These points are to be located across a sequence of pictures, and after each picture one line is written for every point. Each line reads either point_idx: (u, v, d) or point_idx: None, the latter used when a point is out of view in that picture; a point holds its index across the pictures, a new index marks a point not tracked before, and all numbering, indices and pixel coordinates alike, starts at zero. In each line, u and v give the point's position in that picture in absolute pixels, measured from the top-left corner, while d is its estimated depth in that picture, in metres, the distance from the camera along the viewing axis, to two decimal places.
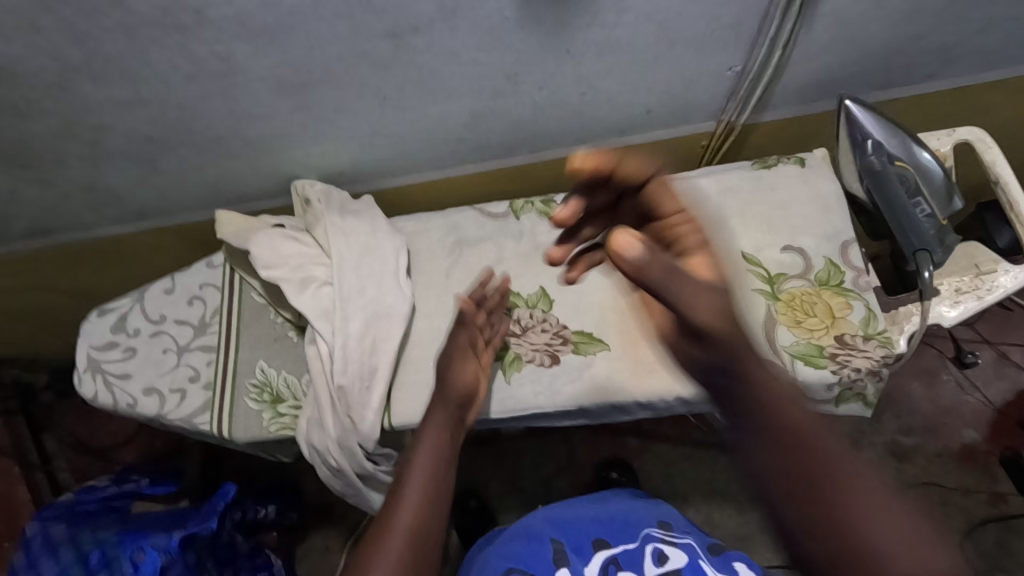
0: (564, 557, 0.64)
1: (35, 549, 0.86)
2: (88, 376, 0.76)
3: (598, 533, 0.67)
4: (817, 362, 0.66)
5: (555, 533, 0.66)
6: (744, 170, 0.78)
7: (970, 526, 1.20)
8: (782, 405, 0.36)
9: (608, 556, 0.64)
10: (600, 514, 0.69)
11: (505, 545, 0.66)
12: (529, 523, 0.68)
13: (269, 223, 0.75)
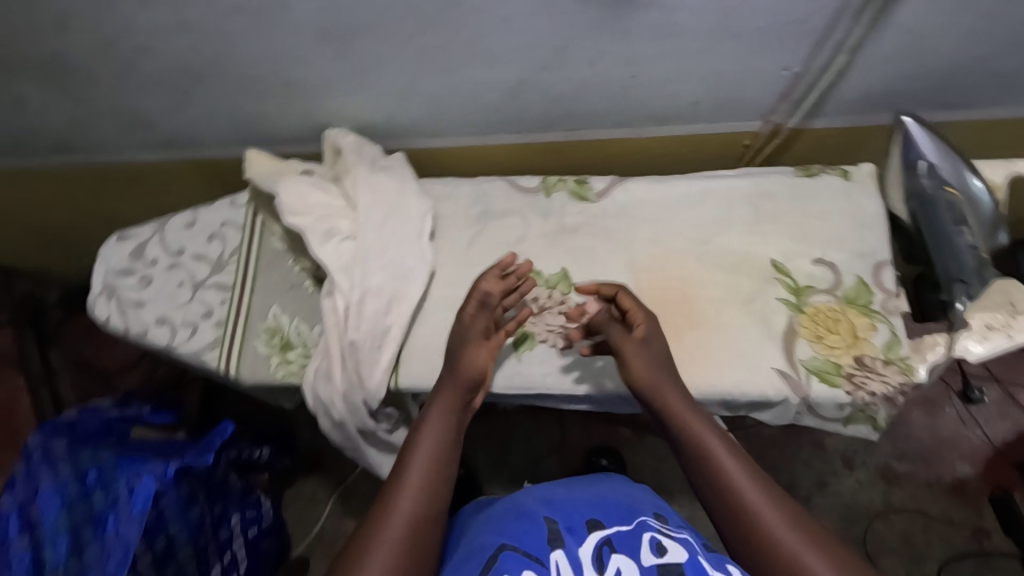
0: (558, 537, 0.56)
1: (35, 462, 0.85)
2: (102, 298, 0.76)
3: (595, 514, 0.59)
4: (832, 381, 0.65)
5: (550, 513, 0.59)
6: (787, 176, 0.74)
7: (948, 557, 1.21)
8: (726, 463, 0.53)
9: (603, 537, 0.56)
10: (596, 500, 0.63)
11: (494, 525, 0.59)
12: (520, 507, 0.61)
13: (298, 169, 0.75)
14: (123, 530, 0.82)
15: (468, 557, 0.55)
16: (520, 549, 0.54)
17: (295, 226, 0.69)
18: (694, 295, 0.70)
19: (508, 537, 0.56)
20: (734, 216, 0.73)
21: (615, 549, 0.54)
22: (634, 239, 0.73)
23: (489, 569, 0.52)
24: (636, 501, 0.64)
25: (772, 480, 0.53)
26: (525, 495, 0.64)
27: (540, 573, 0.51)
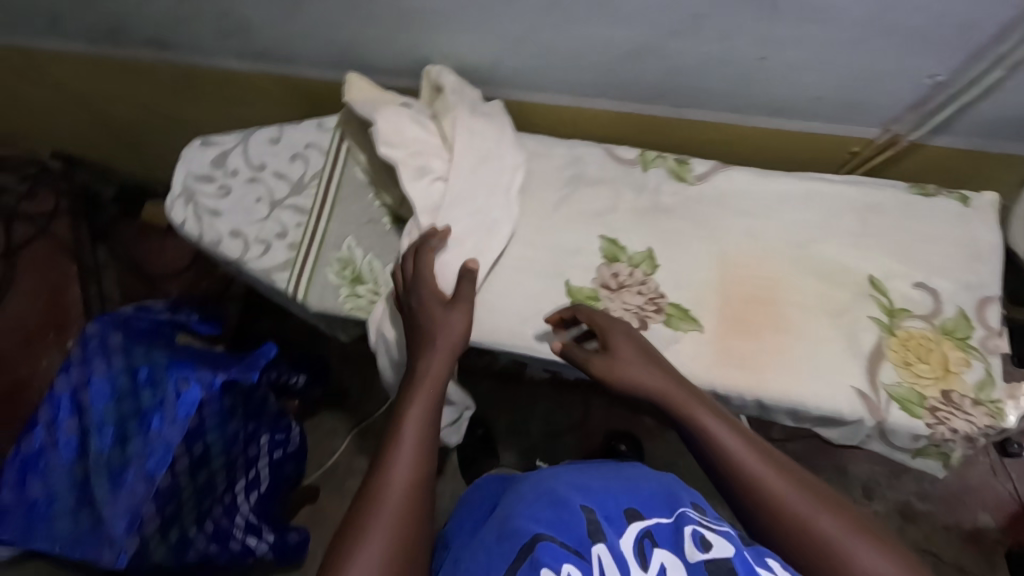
0: (598, 529, 0.48)
1: (91, 349, 0.87)
2: (180, 201, 0.76)
3: (633, 502, 0.51)
4: (913, 411, 0.62)
5: (585, 500, 0.50)
6: (899, 190, 0.70)
7: None
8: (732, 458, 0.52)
9: (643, 529, 0.49)
10: (632, 484, 0.54)
11: (522, 507, 0.50)
12: (546, 488, 0.52)
13: (397, 99, 0.72)
14: (167, 432, 0.83)
15: (498, 542, 0.47)
16: (559, 541, 0.46)
17: (388, 158, 0.67)
18: (782, 298, 0.67)
19: (542, 526, 0.47)
20: (837, 223, 0.70)
21: (657, 544, 0.48)
22: (728, 230, 0.70)
23: (524, 562, 0.45)
24: (673, 488, 0.55)
25: (774, 460, 0.52)
26: (550, 473, 0.55)
27: (581, 569, 0.45)
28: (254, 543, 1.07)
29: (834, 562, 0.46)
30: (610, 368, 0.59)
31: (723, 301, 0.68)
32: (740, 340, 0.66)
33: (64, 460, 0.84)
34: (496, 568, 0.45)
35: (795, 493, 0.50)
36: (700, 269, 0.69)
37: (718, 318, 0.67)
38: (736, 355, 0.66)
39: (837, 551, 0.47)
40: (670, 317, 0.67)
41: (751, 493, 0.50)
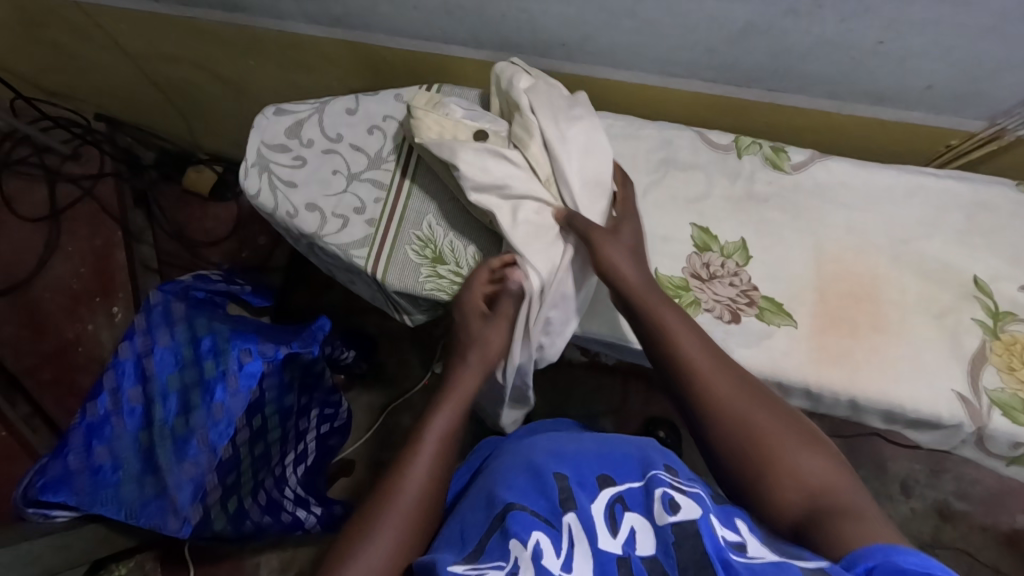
0: (570, 496, 0.47)
1: (155, 318, 0.86)
2: (255, 171, 0.74)
3: (606, 468, 0.51)
4: (1016, 417, 0.60)
5: (558, 467, 0.51)
6: (1008, 189, 0.68)
7: None
8: (690, 359, 0.55)
9: (615, 494, 0.48)
10: (605, 451, 0.54)
11: (500, 478, 0.52)
12: (525, 459, 0.53)
13: (472, 129, 0.68)
14: (230, 403, 0.82)
15: (473, 512, 0.49)
16: (530, 509, 0.46)
17: (484, 206, 0.64)
18: (880, 296, 0.65)
19: (514, 494, 0.48)
20: (939, 220, 0.68)
21: (628, 509, 0.47)
22: (827, 222, 0.68)
23: (496, 533, 0.46)
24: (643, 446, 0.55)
25: (722, 360, 0.55)
26: (530, 444, 0.56)
27: (551, 536, 0.44)
28: (304, 516, 1.06)
29: (772, 454, 0.49)
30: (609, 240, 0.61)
31: (819, 297, 0.66)
32: (837, 337, 0.64)
33: (127, 428, 0.84)
34: (475, 536, 0.47)
35: (734, 388, 0.53)
36: (796, 264, 0.67)
37: (814, 314, 0.65)
38: (833, 353, 0.63)
39: (768, 443, 0.49)
40: (764, 312, 0.65)
41: (693, 383, 0.54)
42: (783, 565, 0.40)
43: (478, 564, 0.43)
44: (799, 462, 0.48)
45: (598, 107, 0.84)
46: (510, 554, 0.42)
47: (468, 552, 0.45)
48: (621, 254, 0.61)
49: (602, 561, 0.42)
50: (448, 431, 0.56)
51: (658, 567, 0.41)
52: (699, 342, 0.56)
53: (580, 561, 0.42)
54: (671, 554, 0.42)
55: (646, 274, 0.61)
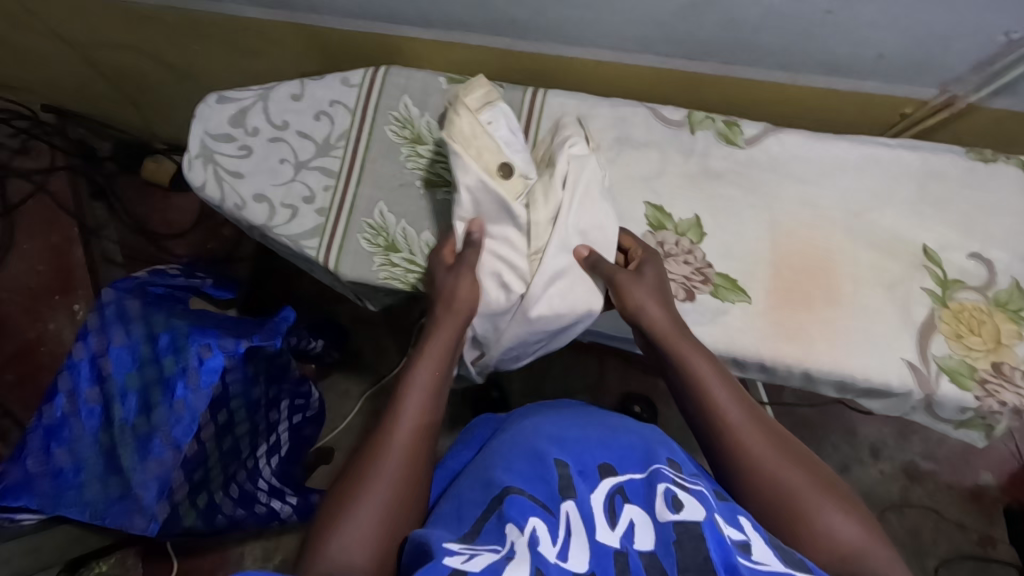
0: (569, 485, 0.51)
1: (109, 316, 0.84)
2: (199, 162, 0.72)
3: (607, 458, 0.54)
4: (963, 383, 0.61)
5: (559, 453, 0.54)
6: (958, 156, 0.68)
7: (949, 555, 1.22)
8: (717, 408, 0.54)
9: (616, 485, 0.51)
10: (609, 443, 0.57)
11: (500, 461, 0.55)
12: (525, 444, 0.56)
13: (497, 162, 0.64)
14: (192, 400, 0.81)
15: (473, 492, 0.52)
16: (527, 494, 0.49)
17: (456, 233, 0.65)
18: (832, 269, 0.66)
19: (513, 480, 0.51)
20: (891, 191, 0.68)
21: (628, 500, 0.50)
22: (782, 196, 0.68)
23: (493, 516, 0.48)
24: (646, 439, 0.57)
25: (756, 412, 0.54)
26: (531, 428, 0.59)
27: (547, 522, 0.47)
28: (279, 507, 1.07)
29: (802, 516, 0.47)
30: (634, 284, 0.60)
31: (772, 271, 0.66)
32: (789, 311, 0.64)
33: (88, 428, 0.83)
34: (471, 517, 0.50)
35: (771, 444, 0.51)
36: (751, 239, 0.67)
37: (767, 289, 0.65)
38: (786, 327, 0.64)
39: (802, 502, 0.48)
40: (719, 288, 0.65)
41: (722, 432, 0.52)
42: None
43: (472, 546, 0.44)
44: (832, 522, 0.46)
45: (553, 85, 0.83)
46: (506, 538, 0.45)
47: (465, 531, 0.48)
48: (649, 292, 0.60)
49: (602, 551, 0.45)
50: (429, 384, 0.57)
51: (658, 564, 0.43)
52: (730, 391, 0.55)
53: (578, 549, 0.45)
54: (671, 552, 0.43)
55: (674, 315, 0.60)
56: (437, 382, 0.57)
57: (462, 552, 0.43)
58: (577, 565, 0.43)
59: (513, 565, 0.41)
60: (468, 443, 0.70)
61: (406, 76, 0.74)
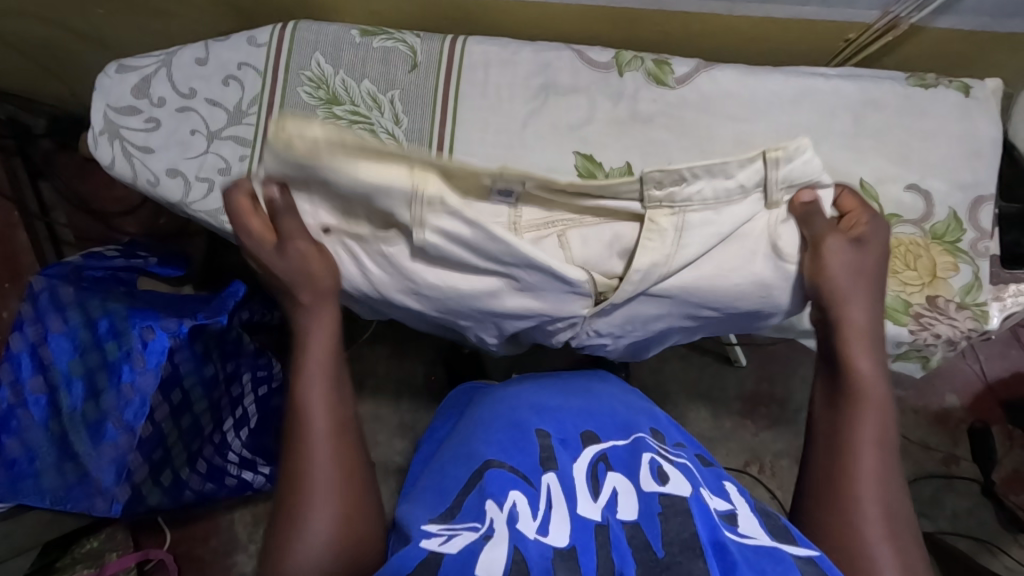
0: (551, 456, 0.53)
1: (42, 304, 0.82)
2: (105, 139, 0.68)
3: (589, 424, 0.57)
4: (898, 318, 0.61)
5: (540, 423, 0.56)
6: (897, 83, 0.65)
7: (915, 476, 1.23)
8: (850, 425, 0.50)
9: (599, 453, 0.53)
10: (590, 409, 0.59)
11: (481, 434, 0.56)
12: (509, 415, 0.58)
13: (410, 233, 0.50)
14: (140, 382, 0.81)
15: (455, 466, 0.54)
16: (508, 467, 0.51)
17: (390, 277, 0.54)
18: None
19: (494, 452, 0.53)
20: (828, 125, 0.65)
21: (611, 469, 0.52)
22: (715, 137, 0.65)
23: (474, 489, 0.49)
24: (627, 406, 0.61)
25: (892, 471, 0.49)
26: (515, 398, 0.61)
27: (528, 495, 0.48)
28: (251, 477, 1.03)
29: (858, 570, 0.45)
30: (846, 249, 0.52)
31: None
32: None
33: (36, 417, 0.82)
34: (453, 489, 0.50)
35: (883, 513, 0.47)
36: None
37: None
38: None
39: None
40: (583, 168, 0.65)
41: (843, 451, 0.50)
42: (775, 553, 0.41)
43: (452, 525, 0.46)
44: None
45: (481, 31, 0.78)
46: (485, 516, 0.45)
47: (442, 509, 0.49)
48: (849, 269, 0.52)
49: (583, 523, 0.45)
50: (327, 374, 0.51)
51: (642, 534, 0.43)
52: (881, 423, 0.50)
53: (558, 523, 0.45)
54: (655, 523, 0.44)
55: (870, 288, 0.52)
56: (333, 361, 0.52)
57: (441, 534, 0.44)
58: (557, 539, 0.43)
59: (489, 546, 0.42)
60: (449, 414, 0.73)
61: (316, 32, 0.69)
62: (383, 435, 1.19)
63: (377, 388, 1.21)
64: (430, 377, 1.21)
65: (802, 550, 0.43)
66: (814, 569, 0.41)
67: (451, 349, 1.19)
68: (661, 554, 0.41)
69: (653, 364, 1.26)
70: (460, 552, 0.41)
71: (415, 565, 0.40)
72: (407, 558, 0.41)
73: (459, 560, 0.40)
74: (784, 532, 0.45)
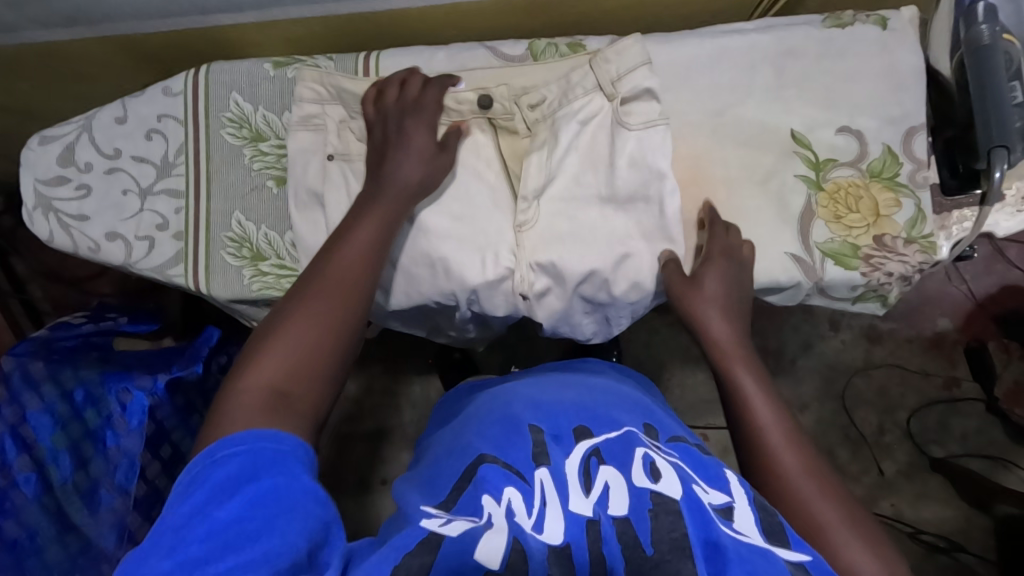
0: (544, 451, 0.49)
1: (16, 384, 0.82)
2: (39, 214, 0.68)
3: (582, 419, 0.53)
4: (848, 263, 0.61)
5: (533, 418, 0.53)
6: (813, 27, 0.64)
7: (919, 405, 1.22)
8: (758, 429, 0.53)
9: (592, 448, 0.49)
10: (585, 403, 0.56)
11: (475, 428, 0.55)
12: (503, 410, 0.56)
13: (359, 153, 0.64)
14: (125, 444, 0.82)
15: (451, 462, 0.52)
16: (501, 462, 0.48)
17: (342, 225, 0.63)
18: (702, 175, 0.64)
19: (487, 446, 0.51)
20: (750, 80, 0.65)
21: (604, 462, 0.48)
22: None
23: (468, 486, 0.47)
24: (620, 399, 0.58)
25: (809, 455, 0.51)
26: (510, 394, 0.58)
27: (522, 491, 0.46)
28: None
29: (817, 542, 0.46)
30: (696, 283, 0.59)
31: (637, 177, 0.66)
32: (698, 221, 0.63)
33: (26, 496, 0.80)
34: (446, 484, 0.49)
35: (821, 490, 0.49)
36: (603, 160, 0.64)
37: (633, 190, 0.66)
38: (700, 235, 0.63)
39: (825, 528, 0.47)
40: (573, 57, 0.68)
41: (762, 447, 0.52)
42: (768, 553, 0.40)
43: (449, 514, 0.45)
44: (849, 555, 0.45)
45: (398, 42, 0.76)
46: (483, 509, 0.44)
47: (443, 498, 0.48)
48: (723, 285, 0.59)
49: (575, 520, 0.42)
50: (374, 232, 0.56)
51: (631, 528, 0.41)
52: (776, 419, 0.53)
53: (552, 519, 0.43)
54: (645, 519, 0.42)
55: (729, 300, 0.59)
56: (383, 230, 0.56)
57: (440, 516, 0.44)
58: (551, 536, 0.41)
59: (489, 532, 0.41)
60: (444, 413, 0.73)
61: (229, 71, 0.68)
62: (389, 450, 1.19)
63: (374, 406, 1.21)
64: (428, 385, 1.21)
65: (794, 554, 0.42)
66: (805, 574, 0.39)
67: (439, 356, 1.18)
68: (650, 552, 0.39)
69: (643, 338, 1.19)
70: (461, 535, 0.40)
71: (416, 544, 0.40)
72: (409, 537, 0.41)
73: (459, 543, 0.40)
74: (779, 533, 0.43)
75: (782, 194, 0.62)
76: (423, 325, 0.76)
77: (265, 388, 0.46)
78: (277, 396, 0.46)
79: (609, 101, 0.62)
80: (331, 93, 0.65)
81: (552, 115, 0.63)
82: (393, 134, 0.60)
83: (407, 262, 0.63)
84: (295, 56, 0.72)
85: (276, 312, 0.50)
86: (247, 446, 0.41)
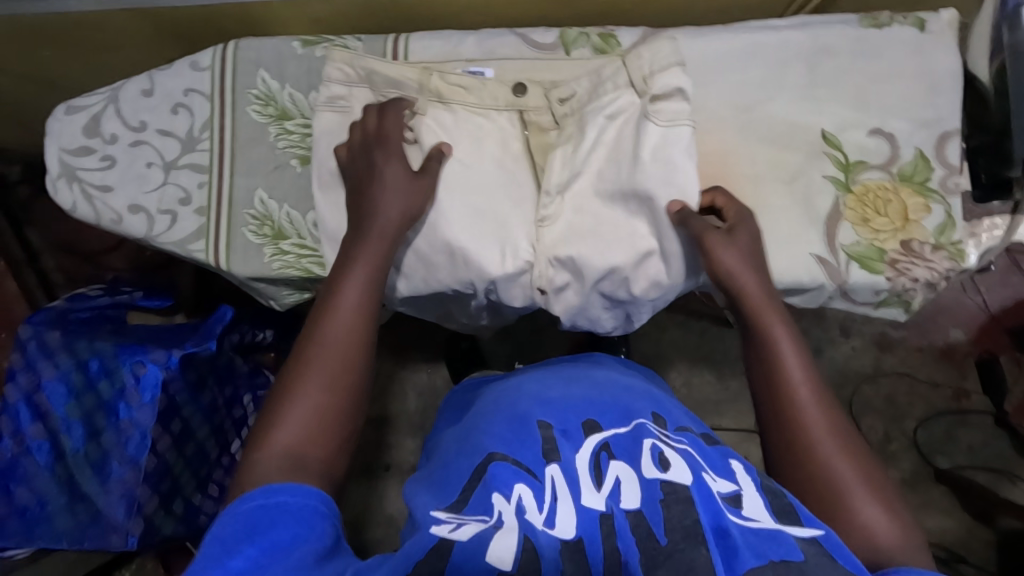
0: (554, 447, 0.48)
1: (31, 353, 0.84)
2: (63, 183, 0.68)
3: (591, 413, 0.52)
4: (873, 267, 0.60)
5: (541, 415, 0.52)
6: (849, 26, 0.64)
7: (927, 415, 1.21)
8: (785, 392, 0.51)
9: (601, 441, 0.49)
10: (592, 395, 0.55)
11: (483, 424, 0.53)
12: (510, 408, 0.54)
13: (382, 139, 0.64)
14: (138, 417, 0.82)
15: (457, 460, 0.51)
16: (511, 459, 0.47)
17: None
18: (728, 171, 0.63)
19: (497, 445, 0.49)
20: (781, 78, 0.64)
21: (613, 457, 0.47)
22: None
23: (479, 485, 0.46)
24: (629, 389, 0.57)
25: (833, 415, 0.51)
26: (516, 391, 0.56)
27: (533, 488, 0.45)
28: None
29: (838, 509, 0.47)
30: (724, 242, 0.56)
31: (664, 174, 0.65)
32: None
33: (41, 463, 0.83)
34: (457, 484, 0.48)
35: (843, 453, 0.49)
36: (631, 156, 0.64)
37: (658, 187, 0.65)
38: None
39: (845, 493, 0.47)
40: (603, 47, 0.67)
41: (790, 407, 0.51)
42: (778, 535, 0.40)
43: (459, 516, 0.44)
44: (869, 516, 0.46)
45: (426, 26, 0.76)
46: (494, 508, 0.43)
47: (453, 499, 0.47)
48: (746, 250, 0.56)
49: (587, 516, 0.42)
50: (368, 279, 0.55)
51: (645, 522, 0.41)
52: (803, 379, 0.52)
53: (564, 515, 0.43)
54: (657, 510, 0.42)
55: (755, 262, 0.57)
56: (377, 275, 0.55)
57: (450, 521, 0.43)
58: (564, 530, 0.42)
59: (500, 533, 0.41)
60: (452, 411, 0.72)
61: (257, 48, 0.68)
62: (393, 436, 1.19)
63: (381, 392, 1.21)
64: (435, 373, 1.22)
65: (807, 530, 0.42)
66: (816, 548, 0.40)
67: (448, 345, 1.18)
68: (663, 542, 0.40)
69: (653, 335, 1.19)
70: (471, 539, 0.40)
71: (427, 552, 0.39)
72: (418, 545, 0.41)
73: (470, 549, 0.39)
74: (790, 513, 0.44)
75: (809, 194, 0.62)
76: (435, 312, 0.75)
77: (283, 454, 0.46)
78: (294, 460, 0.46)
79: (639, 97, 0.60)
80: (361, 75, 0.65)
81: (581, 109, 0.63)
82: (370, 173, 0.59)
83: (425, 249, 0.62)
84: (324, 36, 0.72)
85: (284, 377, 0.50)
86: (255, 503, 0.42)
